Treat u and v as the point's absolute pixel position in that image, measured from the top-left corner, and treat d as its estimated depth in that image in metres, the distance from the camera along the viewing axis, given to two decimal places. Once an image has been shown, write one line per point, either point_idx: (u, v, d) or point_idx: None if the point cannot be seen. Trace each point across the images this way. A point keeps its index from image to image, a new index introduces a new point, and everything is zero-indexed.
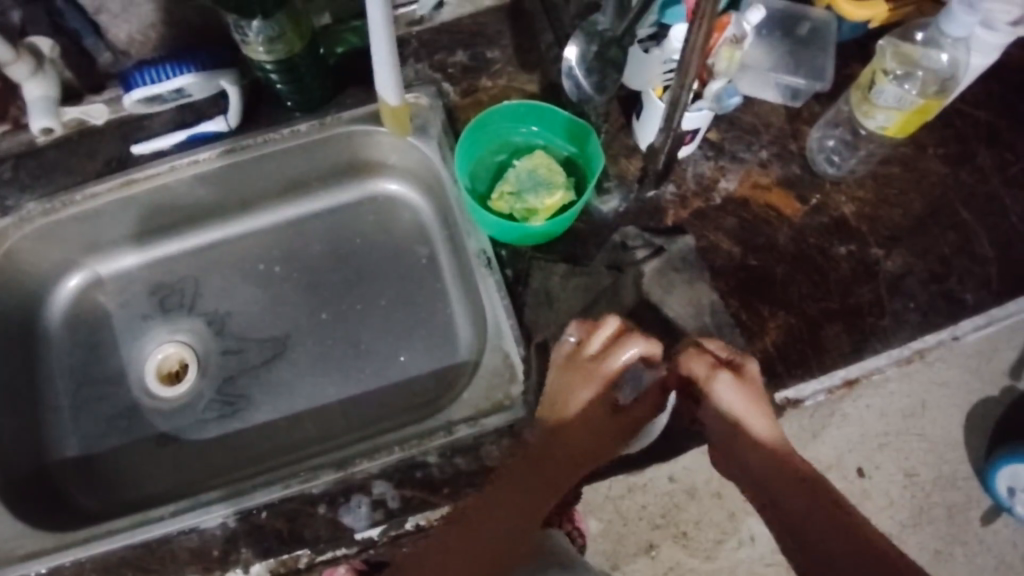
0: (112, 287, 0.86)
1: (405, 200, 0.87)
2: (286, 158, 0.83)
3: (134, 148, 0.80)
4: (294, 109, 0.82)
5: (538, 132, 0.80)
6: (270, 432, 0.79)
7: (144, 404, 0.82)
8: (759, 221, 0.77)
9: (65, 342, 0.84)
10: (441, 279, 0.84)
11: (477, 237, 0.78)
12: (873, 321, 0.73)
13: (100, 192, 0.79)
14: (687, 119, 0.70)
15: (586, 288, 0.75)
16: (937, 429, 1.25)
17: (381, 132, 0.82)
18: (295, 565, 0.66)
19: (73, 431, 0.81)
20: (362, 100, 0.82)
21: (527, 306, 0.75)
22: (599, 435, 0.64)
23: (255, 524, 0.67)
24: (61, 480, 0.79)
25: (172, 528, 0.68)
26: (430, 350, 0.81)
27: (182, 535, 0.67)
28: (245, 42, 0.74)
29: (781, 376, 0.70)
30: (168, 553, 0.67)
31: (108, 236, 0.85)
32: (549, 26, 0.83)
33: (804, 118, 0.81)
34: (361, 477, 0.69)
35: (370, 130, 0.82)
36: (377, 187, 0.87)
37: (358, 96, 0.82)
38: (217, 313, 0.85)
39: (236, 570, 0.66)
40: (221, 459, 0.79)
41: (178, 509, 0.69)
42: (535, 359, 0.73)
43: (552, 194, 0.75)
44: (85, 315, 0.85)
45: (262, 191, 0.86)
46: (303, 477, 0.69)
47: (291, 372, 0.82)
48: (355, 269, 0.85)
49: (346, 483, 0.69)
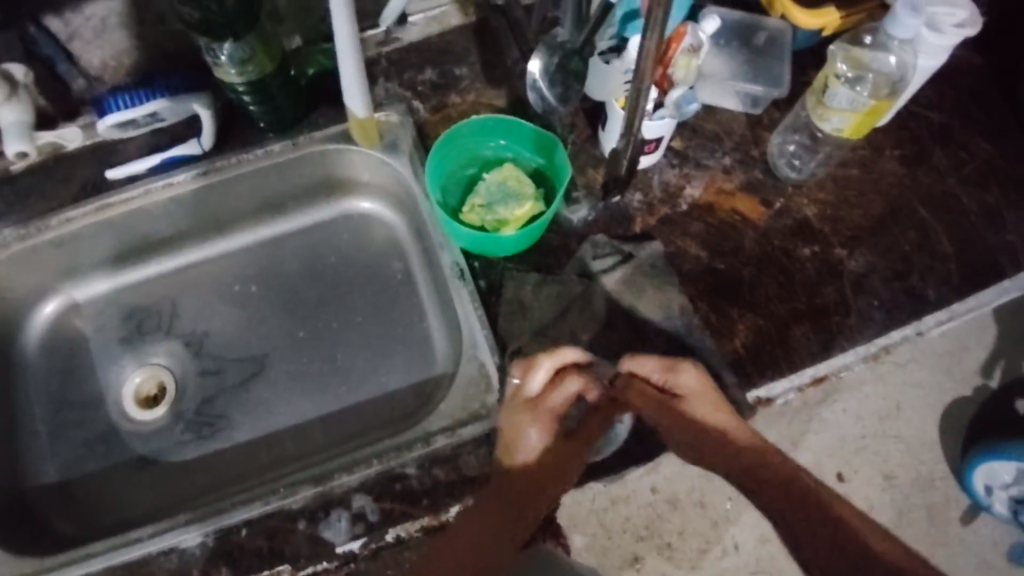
0: (88, 312, 0.87)
1: (379, 215, 0.88)
2: (259, 179, 0.84)
3: (108, 173, 0.81)
4: (267, 130, 0.83)
5: (507, 145, 0.81)
6: (250, 452, 0.80)
7: (123, 427, 0.82)
8: (725, 227, 0.79)
9: (42, 367, 0.84)
10: (417, 293, 0.85)
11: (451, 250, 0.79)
12: (838, 319, 0.74)
13: (75, 216, 0.80)
14: (648, 127, 0.72)
15: (558, 296, 0.76)
16: (913, 429, 1.26)
17: (353, 150, 0.83)
18: None
19: (51, 457, 0.81)
20: (333, 119, 0.83)
21: (501, 316, 0.76)
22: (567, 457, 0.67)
23: (235, 542, 0.68)
24: (39, 507, 0.79)
25: (151, 549, 0.68)
26: (407, 364, 0.82)
27: (161, 556, 0.68)
28: (216, 65, 0.75)
29: (751, 376, 0.72)
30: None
31: (83, 262, 0.85)
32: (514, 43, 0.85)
33: (764, 125, 0.83)
34: (340, 491, 0.69)
35: (341, 149, 0.83)
36: (351, 204, 0.88)
37: (329, 116, 0.84)
38: (194, 334, 0.85)
39: None
40: (200, 479, 0.79)
41: (158, 530, 0.69)
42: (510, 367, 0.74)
43: (521, 206, 0.76)
44: (62, 339, 0.85)
45: (237, 211, 0.87)
46: (282, 493, 0.69)
47: (270, 391, 0.82)
48: (332, 286, 0.86)
49: (325, 497, 0.69)
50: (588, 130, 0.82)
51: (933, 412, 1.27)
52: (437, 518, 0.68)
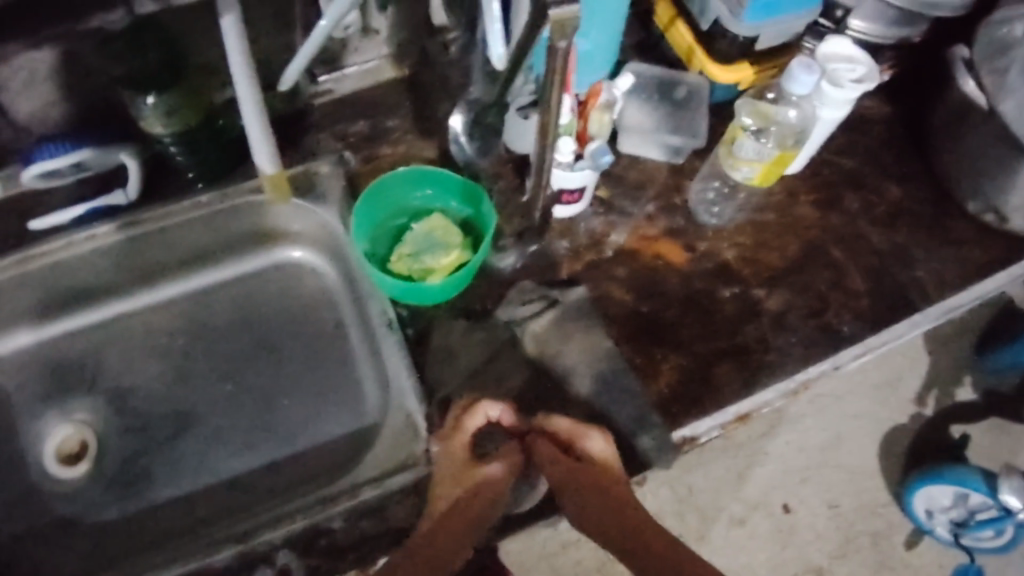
0: (5, 367, 0.84)
1: (311, 264, 0.88)
2: (187, 230, 0.84)
3: (32, 225, 0.81)
4: (196, 180, 0.84)
5: (434, 195, 0.82)
6: (175, 509, 0.78)
7: (43, 486, 0.80)
8: (649, 272, 0.80)
9: None
10: (349, 343, 0.84)
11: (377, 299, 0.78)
12: (759, 356, 0.77)
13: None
14: (560, 175, 0.74)
15: (485, 343, 0.77)
16: (865, 459, 1.18)
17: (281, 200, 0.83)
18: None
19: None
20: None
21: (429, 364, 0.76)
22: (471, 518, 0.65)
23: None
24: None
25: None
26: (339, 415, 0.82)
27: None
28: (142, 118, 0.78)
29: (676, 416, 0.73)
30: None
31: (4, 317, 0.83)
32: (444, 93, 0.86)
33: (685, 172, 0.85)
34: (263, 548, 0.69)
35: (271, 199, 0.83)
36: (282, 254, 0.88)
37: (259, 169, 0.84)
38: (117, 389, 0.83)
39: None
40: (122, 540, 0.77)
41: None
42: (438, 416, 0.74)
43: (447, 254, 0.77)
44: None
45: (164, 261, 0.86)
46: (201, 552, 0.68)
47: (199, 446, 0.81)
48: (262, 337, 0.85)
49: (248, 555, 0.69)
50: (516, 179, 0.84)
51: (881, 443, 1.19)
52: (364, 572, 0.68)
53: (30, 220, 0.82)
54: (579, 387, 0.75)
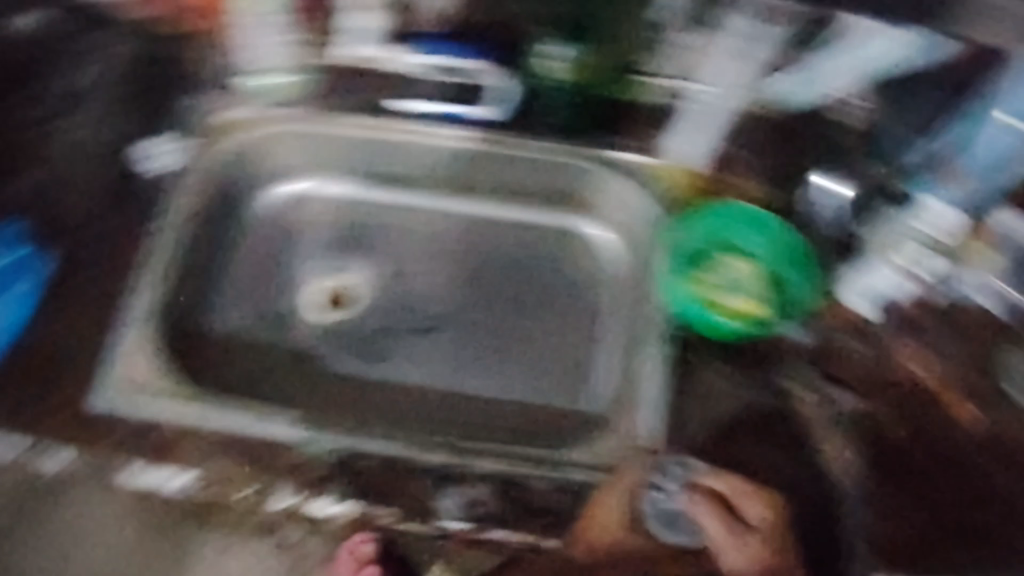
0: (317, 207, 0.96)
1: (604, 247, 0.92)
2: (518, 167, 0.91)
3: (389, 102, 0.92)
4: (553, 128, 0.91)
5: (767, 246, 0.83)
6: (392, 394, 0.85)
7: (299, 313, 0.90)
8: (926, 414, 0.77)
9: (264, 229, 0.94)
10: (601, 330, 0.88)
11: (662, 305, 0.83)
12: (998, 548, 0.69)
13: (357, 123, 0.91)
14: (903, 289, 0.82)
15: (740, 399, 0.79)
16: None
17: (611, 180, 0.89)
18: (379, 523, 0.77)
19: (235, 310, 0.90)
20: (609, 147, 0.90)
21: (685, 393, 0.80)
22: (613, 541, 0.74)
23: (364, 467, 0.77)
24: (203, 345, 0.87)
25: (292, 435, 0.77)
26: (562, 387, 0.86)
27: (293, 444, 0.77)
28: (545, 54, 0.89)
29: (890, 561, 0.68)
30: (278, 452, 0.77)
31: (346, 164, 0.95)
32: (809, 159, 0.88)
33: (1011, 336, 0.79)
34: (467, 470, 0.76)
35: (604, 173, 0.89)
36: (583, 225, 0.93)
37: (607, 142, 0.90)
38: (394, 269, 0.93)
39: (328, 497, 0.77)
40: (337, 394, 0.85)
41: (306, 422, 0.78)
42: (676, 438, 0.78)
43: (747, 301, 0.81)
44: (286, 219, 0.95)
45: (482, 186, 0.94)
46: (420, 446, 0.77)
47: (432, 347, 0.88)
48: (533, 285, 0.91)
49: (452, 468, 0.76)
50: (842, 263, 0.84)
51: None
52: (540, 539, 0.75)
53: (393, 99, 0.93)
54: (820, 491, 0.74)
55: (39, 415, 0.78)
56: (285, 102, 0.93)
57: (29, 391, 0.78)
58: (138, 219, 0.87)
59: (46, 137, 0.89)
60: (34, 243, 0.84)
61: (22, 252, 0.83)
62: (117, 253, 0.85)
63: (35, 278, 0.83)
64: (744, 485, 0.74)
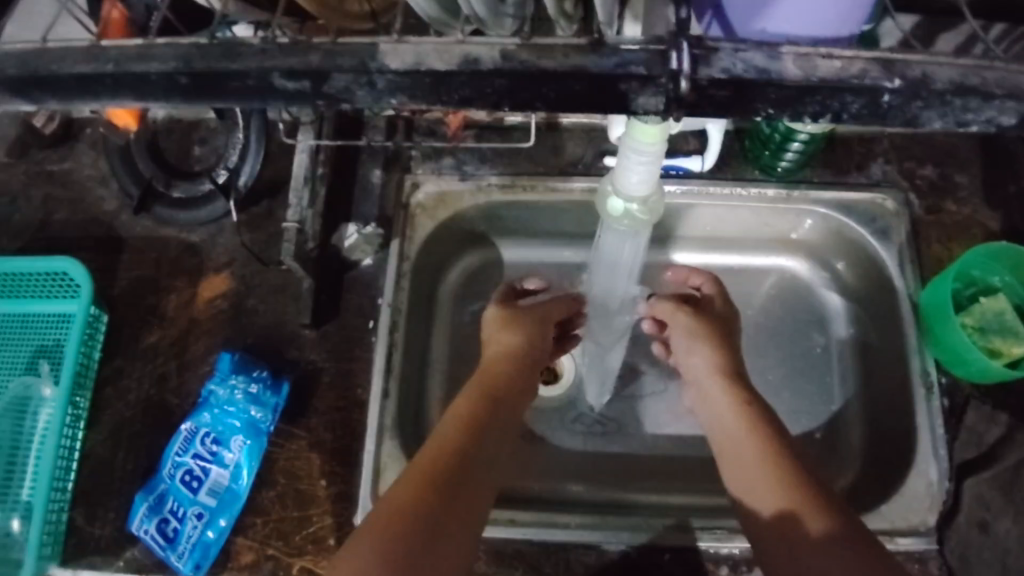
0: (507, 270, 0.90)
1: (837, 298, 0.89)
2: (739, 213, 0.87)
3: (608, 159, 0.84)
4: (755, 167, 0.86)
5: (1006, 283, 0.80)
6: (634, 462, 0.83)
7: None
8: None
9: (454, 299, 0.88)
10: (833, 374, 0.87)
11: (920, 355, 0.79)
12: None
13: (564, 189, 0.84)
14: None
15: (1001, 427, 0.78)
16: None
17: (847, 223, 0.85)
18: None
19: (444, 409, 0.83)
20: (828, 182, 0.86)
21: (958, 441, 0.78)
22: (768, 462, 0.64)
23: (657, 562, 0.74)
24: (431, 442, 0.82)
25: (573, 540, 0.74)
26: (805, 414, 0.85)
27: (582, 549, 0.74)
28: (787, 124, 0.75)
29: None
30: (562, 561, 0.74)
31: (560, 228, 0.89)
32: (1019, 175, 0.87)
33: None
34: None
35: (827, 215, 0.86)
36: (809, 272, 0.90)
37: (824, 177, 0.86)
38: None
39: None
40: (588, 471, 0.82)
41: (586, 523, 0.75)
42: (954, 482, 0.76)
43: (1018, 343, 0.75)
44: (476, 286, 0.89)
45: (689, 235, 0.91)
46: (718, 535, 0.74)
47: (677, 405, 0.85)
48: (796, 319, 0.89)
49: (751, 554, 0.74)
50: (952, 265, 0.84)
51: None
52: None
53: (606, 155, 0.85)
54: None
55: (299, 550, 0.74)
56: (473, 167, 0.85)
57: (286, 526, 0.75)
58: (356, 320, 0.81)
59: (228, 241, 0.86)
60: (267, 381, 0.77)
61: (253, 393, 0.76)
62: (327, 359, 0.80)
63: (256, 429, 0.76)
64: (717, 399, 0.70)
